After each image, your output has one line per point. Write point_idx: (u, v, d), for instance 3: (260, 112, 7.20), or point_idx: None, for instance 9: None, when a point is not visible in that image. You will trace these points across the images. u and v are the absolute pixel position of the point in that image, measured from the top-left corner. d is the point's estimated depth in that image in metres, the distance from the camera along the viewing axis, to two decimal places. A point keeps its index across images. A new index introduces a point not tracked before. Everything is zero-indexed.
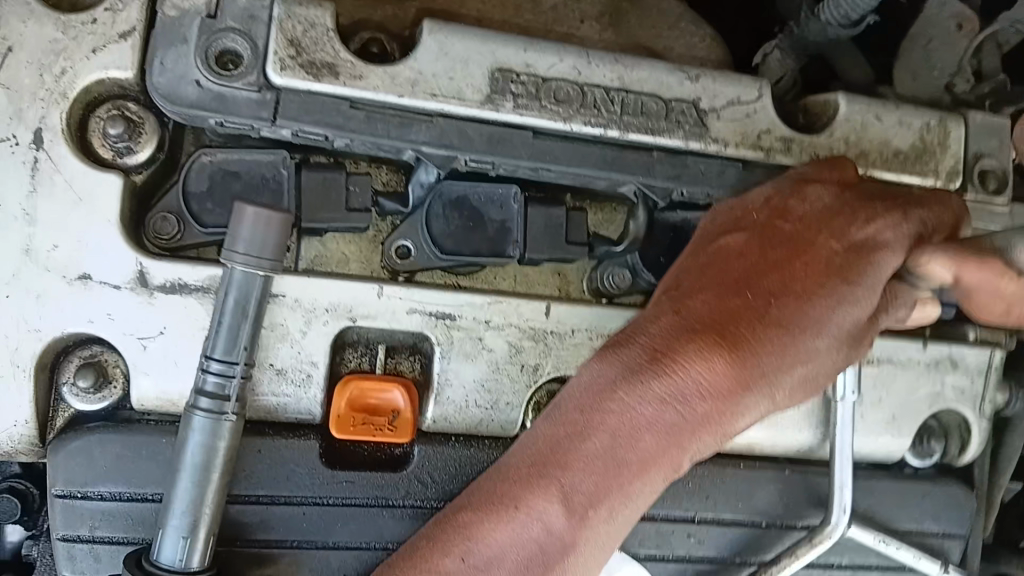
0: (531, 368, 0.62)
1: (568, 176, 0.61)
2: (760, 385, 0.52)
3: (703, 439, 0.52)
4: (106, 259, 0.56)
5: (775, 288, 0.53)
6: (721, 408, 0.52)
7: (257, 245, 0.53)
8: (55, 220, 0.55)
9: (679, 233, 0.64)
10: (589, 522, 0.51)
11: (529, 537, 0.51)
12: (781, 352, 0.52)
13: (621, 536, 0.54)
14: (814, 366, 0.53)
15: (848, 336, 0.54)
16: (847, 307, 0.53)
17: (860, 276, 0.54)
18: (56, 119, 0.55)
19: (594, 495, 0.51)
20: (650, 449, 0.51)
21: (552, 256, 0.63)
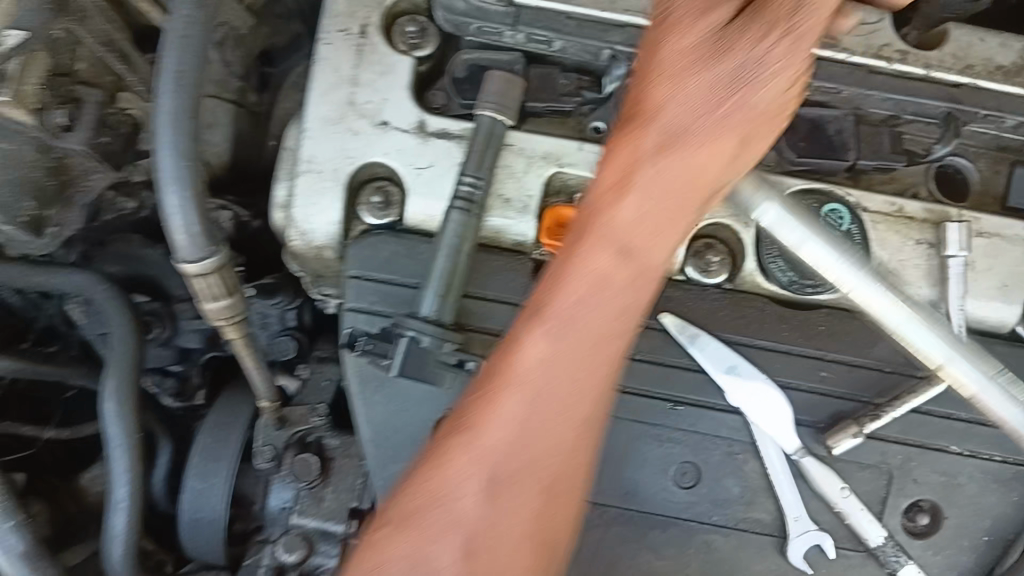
0: None
1: None
2: (674, 153, 0.63)
3: (631, 214, 0.64)
4: (400, 109, 0.80)
5: (639, 80, 0.65)
6: (630, 195, 0.64)
7: (501, 97, 0.77)
8: (371, 83, 0.81)
9: (816, 125, 0.83)
10: (562, 313, 0.64)
11: (556, 333, 0.64)
12: (669, 122, 0.63)
13: (603, 335, 0.65)
14: (700, 103, 0.63)
15: (738, 50, 0.62)
16: (687, 38, 0.63)
17: (711, 26, 0.62)
18: (376, 19, 0.82)
19: (581, 297, 0.64)
20: (584, 240, 0.65)
21: None
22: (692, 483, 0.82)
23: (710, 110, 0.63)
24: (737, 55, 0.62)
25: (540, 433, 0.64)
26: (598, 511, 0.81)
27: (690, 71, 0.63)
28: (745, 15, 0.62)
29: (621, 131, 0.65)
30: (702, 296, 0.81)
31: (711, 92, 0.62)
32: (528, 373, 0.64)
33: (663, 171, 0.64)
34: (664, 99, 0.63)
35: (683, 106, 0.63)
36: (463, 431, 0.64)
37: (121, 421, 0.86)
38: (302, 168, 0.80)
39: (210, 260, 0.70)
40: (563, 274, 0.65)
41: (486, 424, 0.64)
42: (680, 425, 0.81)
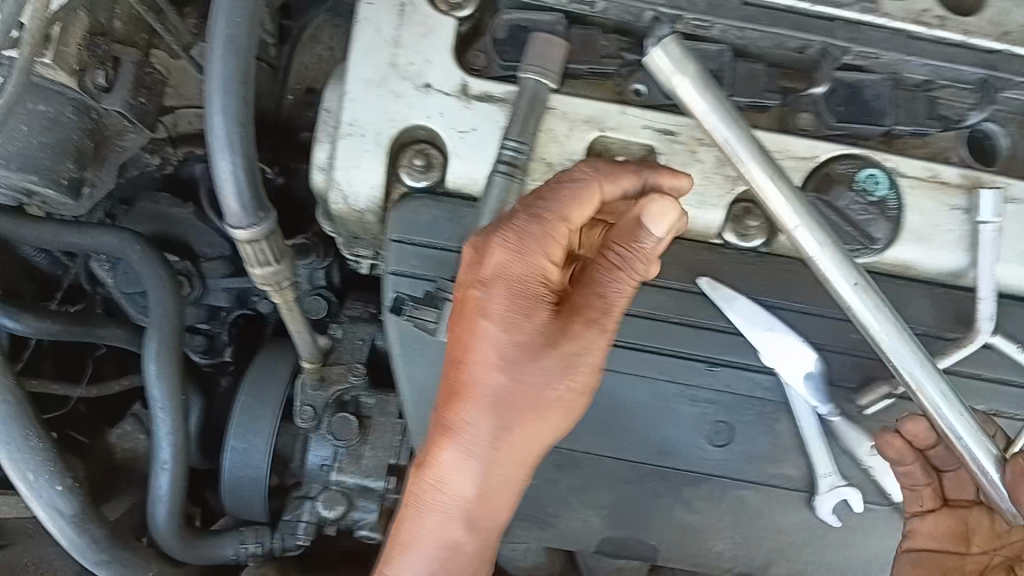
0: (731, 178, 0.81)
1: (767, 36, 0.81)
2: (495, 380, 0.69)
3: (538, 399, 0.70)
4: (442, 71, 0.80)
5: (467, 323, 0.69)
6: (478, 407, 0.70)
7: (546, 61, 0.76)
8: (412, 44, 0.80)
9: (854, 89, 0.84)
10: (454, 492, 0.72)
11: (439, 489, 0.72)
12: (479, 370, 0.69)
13: (453, 522, 0.73)
14: (519, 362, 0.68)
15: (558, 348, 0.68)
16: (506, 297, 0.68)
17: (502, 273, 0.67)
18: None
19: (443, 478, 0.72)
20: (500, 438, 0.71)
21: (753, 98, 0.82)
22: (726, 442, 0.85)
23: (547, 382, 0.69)
24: (562, 354, 0.68)
25: (466, 554, 0.75)
26: (637, 467, 0.85)
27: (526, 324, 0.68)
28: (563, 324, 0.68)
29: (451, 358, 0.71)
30: (736, 258, 0.82)
31: (533, 380, 0.69)
32: (427, 505, 0.73)
33: (506, 438, 0.71)
34: (487, 369, 0.69)
35: (571, 331, 0.68)
36: (445, 555, 0.74)
37: (163, 382, 0.87)
38: (343, 132, 0.79)
39: (263, 226, 0.72)
40: (427, 461, 0.72)
41: (443, 563, 0.74)
42: (714, 386, 0.83)
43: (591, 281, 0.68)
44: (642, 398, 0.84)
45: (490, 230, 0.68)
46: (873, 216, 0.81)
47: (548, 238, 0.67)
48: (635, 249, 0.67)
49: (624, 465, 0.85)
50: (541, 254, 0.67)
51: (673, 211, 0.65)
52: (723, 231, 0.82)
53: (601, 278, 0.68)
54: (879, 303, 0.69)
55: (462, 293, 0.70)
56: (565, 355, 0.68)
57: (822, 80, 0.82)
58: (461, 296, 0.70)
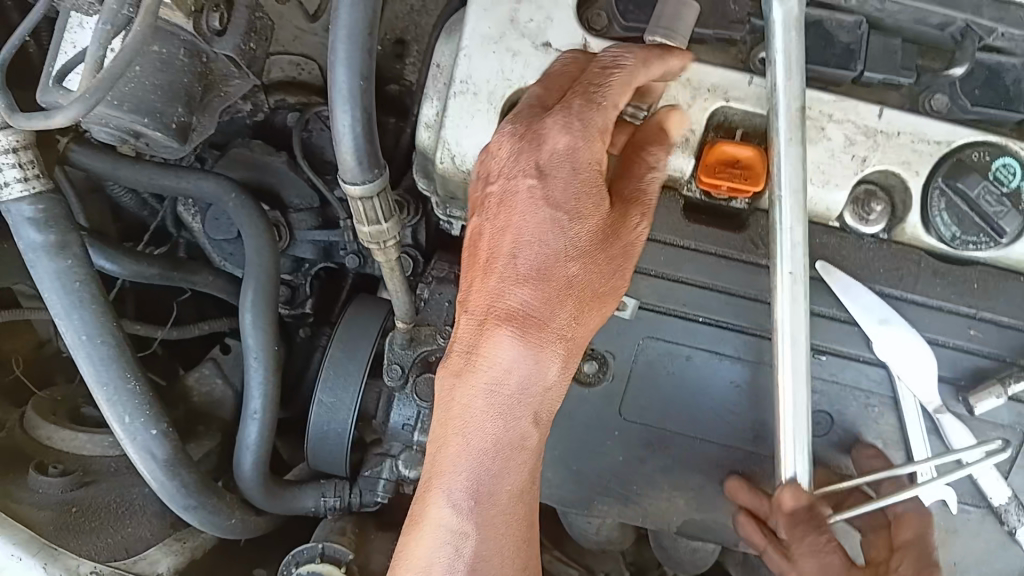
0: (860, 159, 0.76)
1: (907, 10, 0.77)
2: (531, 290, 0.63)
3: (591, 288, 0.65)
4: (563, 31, 0.77)
5: (499, 219, 0.64)
6: (519, 308, 0.64)
7: (673, 22, 0.72)
8: (534, 2, 0.77)
9: (991, 71, 0.79)
10: (512, 380, 0.65)
11: (496, 381, 0.65)
12: (534, 256, 0.63)
13: (492, 449, 0.66)
14: (561, 259, 0.63)
15: (623, 234, 0.65)
16: (556, 189, 0.62)
17: (563, 158, 0.62)
18: None
19: (503, 369, 0.64)
20: (537, 357, 0.64)
21: (887, 75, 0.77)
22: (823, 432, 0.82)
23: (597, 275, 0.65)
24: (624, 243, 0.66)
25: (526, 453, 0.67)
26: (729, 451, 0.84)
27: (585, 210, 0.63)
28: (614, 214, 0.65)
29: (491, 250, 0.65)
30: (854, 243, 0.79)
31: (580, 287, 0.64)
32: (483, 404, 0.66)
33: (553, 338, 0.65)
34: (524, 264, 0.63)
35: (625, 219, 0.65)
36: (505, 451, 0.66)
37: (256, 331, 0.87)
38: (456, 89, 0.77)
39: (374, 184, 0.70)
40: (482, 350, 0.65)
41: (504, 466, 0.67)
42: (819, 374, 0.80)
43: (636, 168, 0.66)
44: (737, 380, 0.83)
45: (549, 120, 0.62)
46: (1006, 208, 0.76)
47: (604, 123, 0.62)
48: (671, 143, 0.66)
49: (717, 449, 0.84)
50: (597, 139, 0.62)
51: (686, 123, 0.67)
52: (843, 213, 0.78)
53: (644, 169, 0.66)
54: (796, 335, 0.73)
55: (510, 178, 0.63)
56: (617, 239, 0.65)
57: (964, 60, 0.77)
58: (504, 183, 0.64)
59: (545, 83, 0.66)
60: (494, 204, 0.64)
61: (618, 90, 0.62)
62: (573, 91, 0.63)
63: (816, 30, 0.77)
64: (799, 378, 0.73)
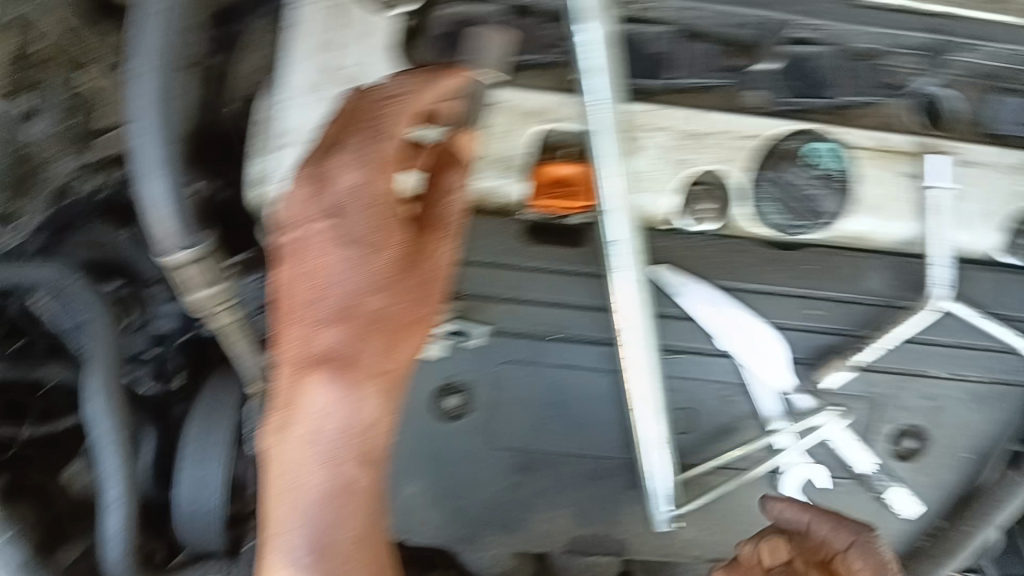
0: (684, 163, 0.78)
1: (712, 13, 0.76)
2: (339, 329, 0.65)
3: (400, 318, 0.68)
4: (376, 72, 0.76)
5: (298, 264, 0.65)
6: (330, 348, 0.65)
7: (482, 56, 0.70)
8: (343, 46, 0.76)
9: (801, 61, 0.81)
10: (331, 423, 0.66)
11: (315, 427, 0.66)
12: (337, 296, 0.65)
13: (323, 497, 0.67)
14: (364, 296, 0.65)
15: (425, 261, 0.69)
16: (350, 229, 0.64)
17: (352, 196, 0.64)
18: None
19: (319, 414, 0.66)
20: (354, 394, 0.66)
21: (698, 79, 0.80)
22: (685, 428, 0.85)
23: (405, 305, 0.68)
24: (426, 270, 0.69)
25: (360, 493, 0.69)
26: (604, 461, 0.87)
27: (380, 244, 0.65)
28: (413, 245, 0.68)
29: (292, 299, 0.66)
30: (689, 243, 0.81)
31: (389, 319, 0.67)
32: (308, 452, 0.66)
33: (367, 373, 0.66)
34: (328, 304, 0.65)
35: (425, 246, 0.69)
36: (338, 495, 0.67)
37: (106, 417, 0.84)
38: (276, 143, 0.76)
39: (201, 246, 0.68)
40: (296, 400, 0.66)
41: (338, 511, 0.68)
42: (675, 374, 0.83)
43: (431, 197, 0.70)
44: (596, 391, 0.85)
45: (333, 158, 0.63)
46: (823, 191, 0.79)
47: (386, 157, 0.64)
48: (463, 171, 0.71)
49: (590, 462, 0.86)
50: (382, 174, 0.64)
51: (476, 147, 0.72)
52: (678, 216, 0.79)
53: (441, 198, 0.70)
54: (644, 338, 0.76)
55: (302, 224, 0.65)
56: (421, 266, 0.69)
57: (768, 56, 0.79)
58: (299, 230, 0.65)
59: (324, 123, 0.66)
60: (289, 252, 0.66)
61: (394, 125, 0.64)
62: (352, 134, 0.64)
63: (625, 44, 0.78)
64: (652, 375, 0.77)
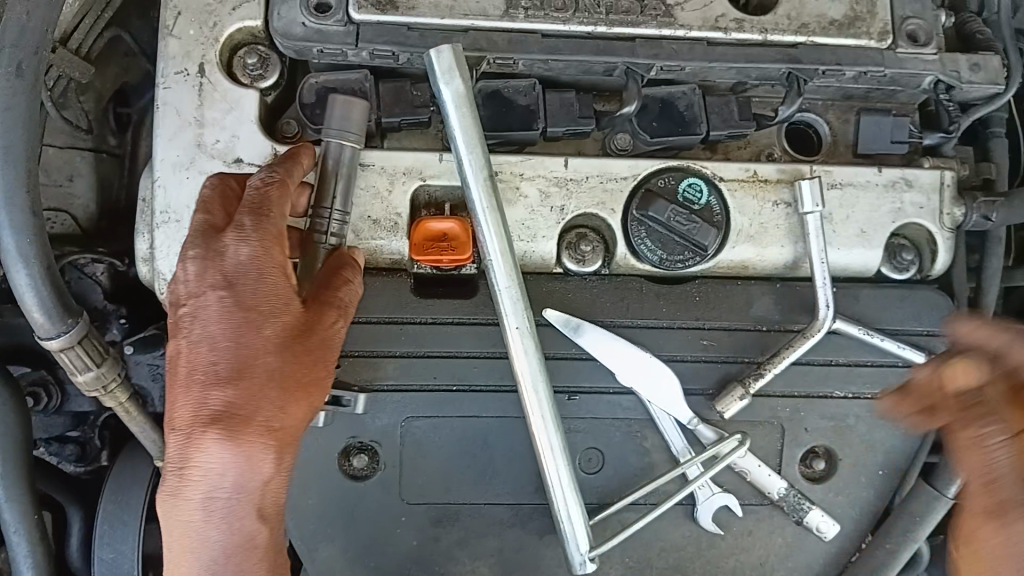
0: (558, 209, 0.81)
1: (573, 63, 0.80)
2: (231, 390, 0.65)
3: (296, 380, 0.68)
4: (250, 145, 0.78)
5: (191, 332, 0.67)
6: (223, 409, 0.65)
7: (345, 121, 0.74)
8: (215, 124, 0.77)
9: (666, 101, 0.84)
10: (228, 482, 0.66)
11: (212, 486, 0.65)
12: (229, 358, 0.65)
13: (225, 558, 0.67)
14: (257, 358, 0.66)
15: (319, 328, 0.70)
16: (242, 295, 0.66)
17: (247, 265, 0.67)
18: (212, 55, 0.78)
19: (213, 475, 0.65)
20: (250, 455, 0.65)
21: (569, 127, 0.82)
22: (598, 467, 0.85)
23: (301, 369, 0.68)
24: (321, 336, 0.69)
25: (258, 554, 0.68)
26: (515, 509, 0.85)
27: (278, 310, 0.67)
28: (307, 313, 0.69)
29: (186, 365, 0.66)
30: (577, 286, 0.82)
31: (285, 382, 0.67)
32: (204, 515, 0.66)
33: (262, 432, 0.66)
34: (220, 365, 0.65)
35: (321, 316, 0.70)
36: (235, 554, 0.67)
37: (13, 505, 0.84)
38: (158, 220, 0.76)
39: (74, 333, 0.69)
40: (191, 461, 0.65)
41: (240, 569, 0.67)
42: (578, 415, 0.84)
43: (327, 275, 0.71)
44: (505, 436, 0.85)
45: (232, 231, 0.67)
46: (697, 224, 0.81)
47: (275, 233, 0.68)
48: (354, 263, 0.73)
49: (504, 509, 0.85)
50: (272, 246, 0.68)
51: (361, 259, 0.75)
52: (560, 259, 0.82)
53: (336, 279, 0.71)
54: (536, 381, 0.78)
55: (199, 291, 0.67)
56: (316, 332, 0.69)
57: (632, 98, 0.81)
58: (192, 300, 0.67)
59: (205, 203, 0.70)
60: (183, 320, 0.67)
61: (278, 205, 0.69)
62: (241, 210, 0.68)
63: (494, 100, 0.82)
64: (548, 422, 0.78)
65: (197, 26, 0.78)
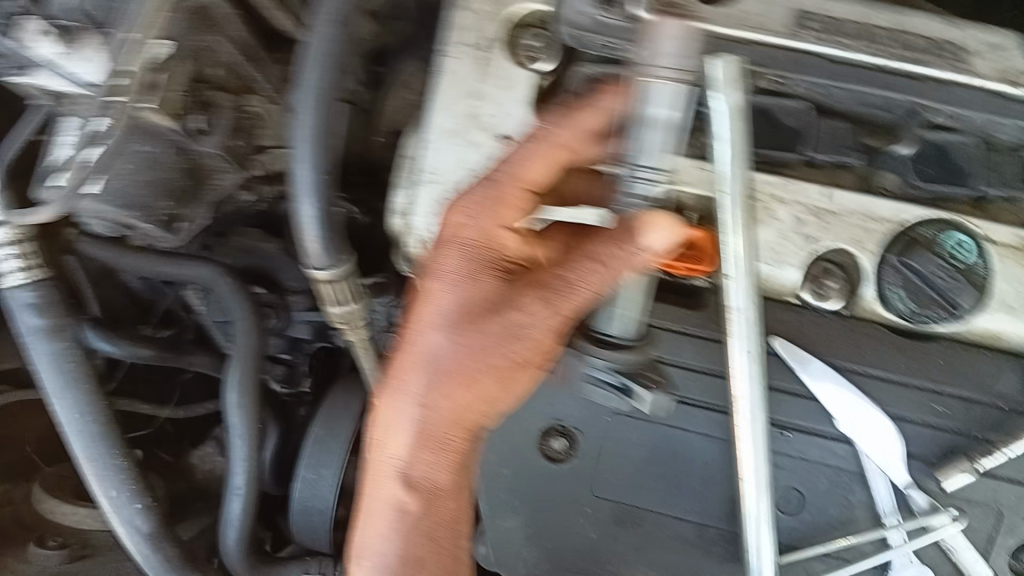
0: (810, 239, 0.79)
1: (854, 94, 0.77)
2: (423, 340, 0.76)
3: (473, 353, 0.74)
4: (522, 123, 0.81)
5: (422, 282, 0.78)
6: (414, 356, 0.77)
7: (679, 55, 0.63)
8: (493, 98, 0.82)
9: (943, 149, 0.81)
10: (404, 418, 0.77)
11: (394, 416, 0.78)
12: (431, 310, 0.76)
13: (389, 481, 0.79)
14: (445, 317, 0.75)
15: (513, 312, 0.73)
16: (455, 255, 0.75)
17: (467, 227, 0.75)
18: (501, 33, 0.82)
19: (398, 406, 0.78)
20: (422, 402, 0.76)
21: (835, 156, 0.81)
22: (795, 509, 0.82)
23: (484, 344, 0.74)
24: (510, 319, 0.73)
25: (427, 494, 0.79)
26: (700, 529, 0.84)
27: (491, 272, 0.76)
28: (513, 293, 0.75)
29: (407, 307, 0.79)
30: (814, 320, 0.80)
31: (466, 351, 0.74)
32: (382, 437, 0.79)
33: (432, 385, 0.76)
34: (421, 314, 0.77)
35: (522, 297, 0.73)
36: (411, 487, 0.79)
37: (241, 411, 0.92)
38: (424, 179, 0.82)
39: (341, 268, 0.75)
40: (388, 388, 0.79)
41: (401, 500, 0.79)
42: (787, 452, 0.82)
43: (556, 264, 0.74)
44: (705, 456, 0.83)
45: (478, 183, 0.76)
46: (960, 283, 0.77)
47: (506, 199, 0.74)
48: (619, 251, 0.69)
49: (687, 527, 0.84)
50: (497, 211, 0.74)
51: (660, 224, 0.67)
52: (801, 290, 0.79)
53: (558, 266, 0.73)
54: (756, 409, 0.76)
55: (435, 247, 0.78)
56: (508, 314, 0.73)
57: (909, 139, 0.80)
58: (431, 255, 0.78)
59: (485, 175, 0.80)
60: (429, 261, 0.77)
61: (516, 175, 0.74)
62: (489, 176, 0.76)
63: (763, 118, 0.81)
64: (759, 453, 0.77)
65: (491, 2, 0.82)
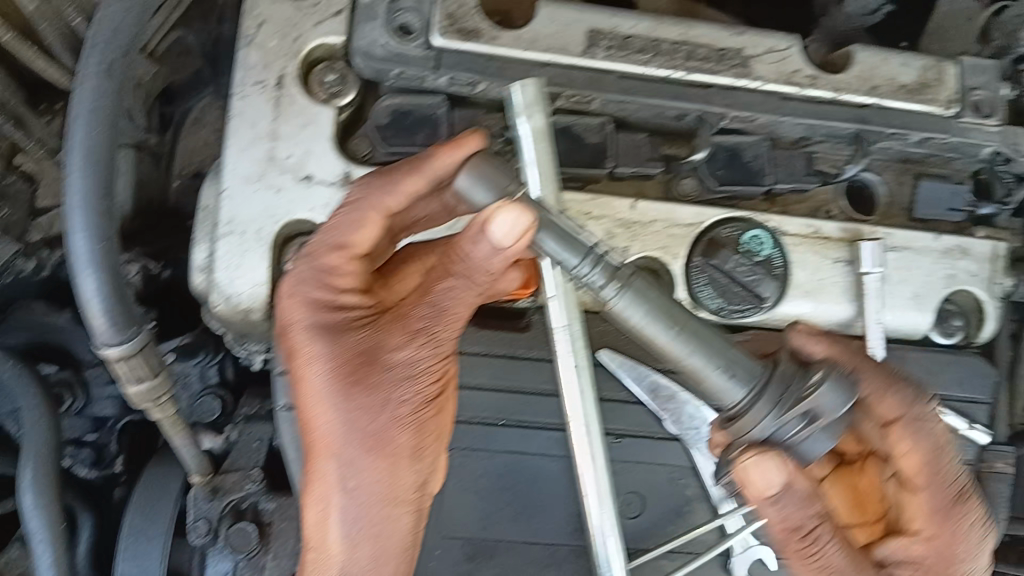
0: (622, 250, 0.81)
1: (646, 106, 0.80)
2: (312, 425, 0.68)
3: (388, 400, 0.67)
4: (323, 162, 0.78)
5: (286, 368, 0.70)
6: (319, 438, 0.67)
7: (490, 186, 0.65)
8: (288, 138, 0.78)
9: (733, 151, 0.85)
10: (338, 511, 0.68)
11: (326, 518, 0.69)
12: (311, 386, 0.67)
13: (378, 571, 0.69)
14: (324, 389, 0.67)
15: (398, 349, 0.68)
16: (301, 326, 0.68)
17: (314, 289, 0.69)
18: (292, 69, 0.79)
19: (330, 504, 0.68)
20: (350, 485, 0.68)
21: (637, 168, 0.82)
22: (637, 512, 0.83)
23: (383, 393, 0.67)
24: (417, 348, 0.68)
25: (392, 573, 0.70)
26: (552, 549, 0.83)
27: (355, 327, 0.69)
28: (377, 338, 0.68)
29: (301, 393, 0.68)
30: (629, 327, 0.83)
31: (359, 411, 0.67)
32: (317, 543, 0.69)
33: (349, 463, 0.67)
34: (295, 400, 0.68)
35: (397, 335, 0.68)
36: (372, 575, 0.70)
37: (42, 511, 0.82)
38: (222, 231, 0.76)
39: (135, 340, 0.67)
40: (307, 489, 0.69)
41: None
42: (624, 458, 0.83)
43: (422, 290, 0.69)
44: (548, 472, 0.84)
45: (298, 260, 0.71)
46: (760, 276, 0.81)
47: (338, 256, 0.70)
48: (466, 254, 0.66)
49: (540, 549, 0.83)
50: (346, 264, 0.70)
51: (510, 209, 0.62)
52: None
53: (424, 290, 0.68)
54: (588, 422, 0.76)
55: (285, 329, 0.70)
56: (389, 358, 0.67)
57: (703, 145, 0.82)
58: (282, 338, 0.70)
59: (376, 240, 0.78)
60: (286, 345, 0.69)
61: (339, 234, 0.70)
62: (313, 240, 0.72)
63: (565, 135, 0.81)
64: (597, 464, 0.77)
65: (278, 38, 0.79)
